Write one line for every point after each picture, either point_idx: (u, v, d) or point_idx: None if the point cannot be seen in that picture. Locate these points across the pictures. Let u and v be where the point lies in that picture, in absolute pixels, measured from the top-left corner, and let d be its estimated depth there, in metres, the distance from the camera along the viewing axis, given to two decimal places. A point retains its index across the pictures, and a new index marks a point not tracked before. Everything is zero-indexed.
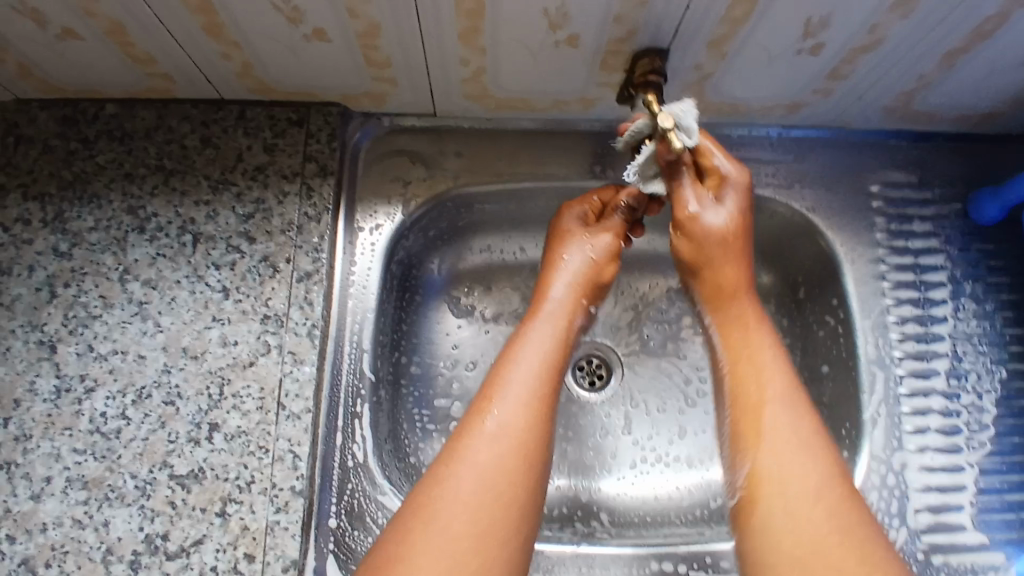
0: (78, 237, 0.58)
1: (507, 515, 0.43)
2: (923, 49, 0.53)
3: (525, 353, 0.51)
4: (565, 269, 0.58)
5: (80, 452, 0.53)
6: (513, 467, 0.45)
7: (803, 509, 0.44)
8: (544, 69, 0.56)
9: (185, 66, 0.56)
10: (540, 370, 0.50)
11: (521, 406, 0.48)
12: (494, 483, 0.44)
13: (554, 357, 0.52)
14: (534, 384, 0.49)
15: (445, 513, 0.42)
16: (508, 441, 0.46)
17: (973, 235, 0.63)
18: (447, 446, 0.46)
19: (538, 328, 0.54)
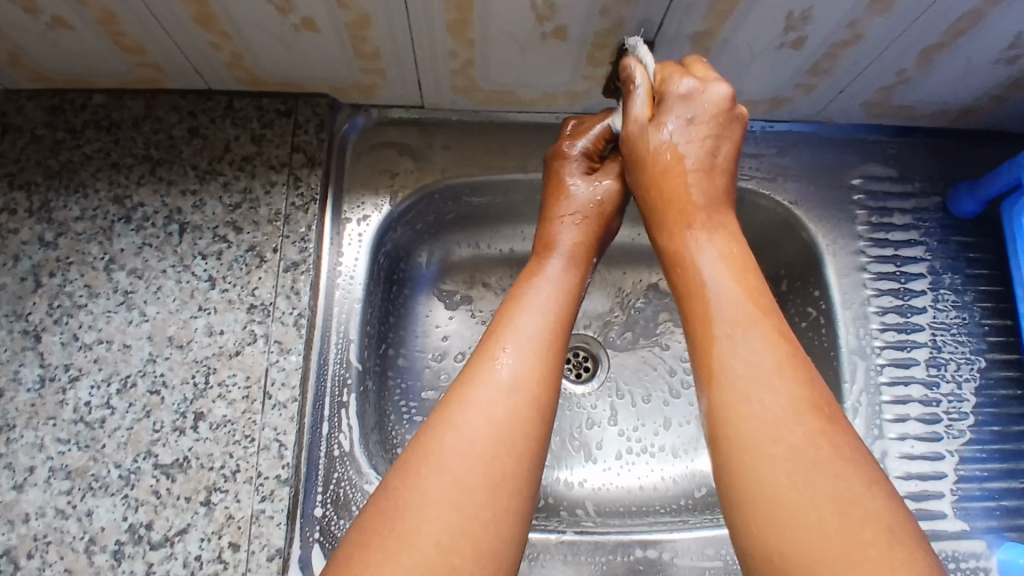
0: (63, 227, 0.58)
1: (526, 471, 0.39)
2: (904, 44, 0.54)
3: (537, 293, 0.48)
4: (570, 213, 0.54)
5: (64, 441, 0.53)
6: (530, 420, 0.41)
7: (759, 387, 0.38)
8: (531, 62, 0.56)
9: (174, 55, 0.56)
10: (552, 317, 0.47)
11: (535, 352, 0.44)
12: (508, 431, 0.40)
13: (567, 308, 0.48)
14: (546, 332, 0.46)
15: (454, 461, 0.38)
16: (525, 386, 0.42)
17: (952, 228, 0.64)
18: (451, 392, 0.42)
19: (548, 276, 0.50)
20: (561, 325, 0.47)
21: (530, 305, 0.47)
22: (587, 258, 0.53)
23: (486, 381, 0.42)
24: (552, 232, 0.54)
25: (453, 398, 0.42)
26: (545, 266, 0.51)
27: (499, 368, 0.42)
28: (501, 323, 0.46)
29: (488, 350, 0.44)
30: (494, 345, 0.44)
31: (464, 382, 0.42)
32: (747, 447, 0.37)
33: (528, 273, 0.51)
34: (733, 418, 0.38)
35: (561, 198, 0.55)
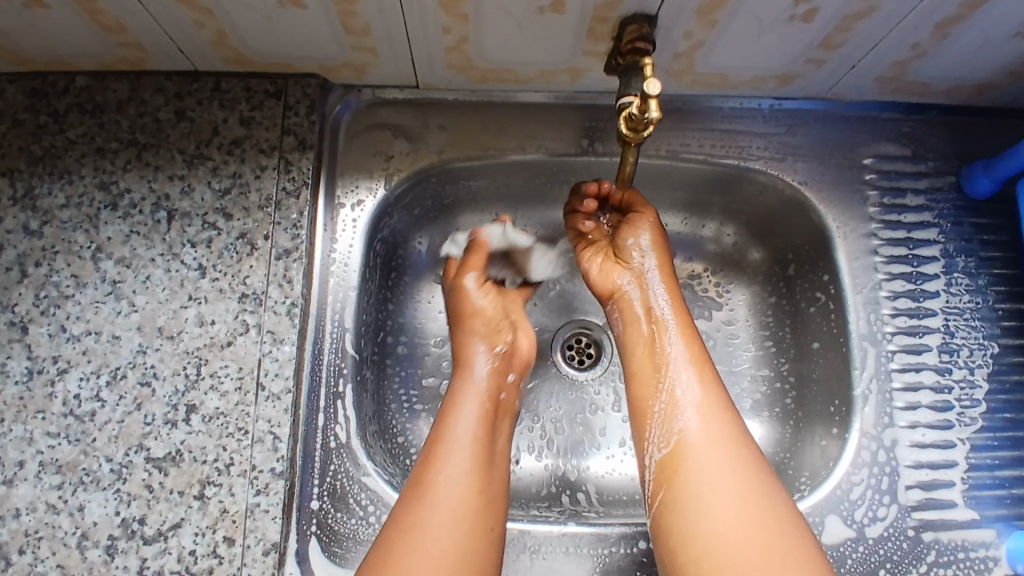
0: (49, 215, 0.56)
1: (483, 537, 0.48)
2: (920, 15, 0.51)
3: (468, 399, 0.55)
4: (479, 331, 0.61)
5: (54, 435, 0.52)
6: (477, 512, 0.49)
7: (720, 413, 0.50)
8: (529, 38, 0.54)
9: (157, 35, 0.54)
10: (481, 417, 0.54)
11: (468, 461, 0.51)
12: (452, 552, 0.46)
13: (489, 414, 0.55)
14: (476, 435, 0.53)
15: (427, 551, 0.46)
16: (467, 489, 0.49)
17: (966, 209, 0.62)
18: (410, 492, 0.49)
19: (473, 381, 0.57)
20: (486, 433, 0.54)
21: (461, 410, 0.54)
22: (495, 355, 0.60)
23: (434, 503, 0.48)
24: (469, 348, 0.60)
25: (406, 518, 0.48)
26: (469, 373, 0.58)
27: (444, 475, 0.50)
28: (439, 430, 0.53)
29: (433, 459, 0.51)
30: (435, 451, 0.52)
31: (418, 484, 0.49)
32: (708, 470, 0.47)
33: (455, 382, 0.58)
34: (691, 471, 0.47)
35: (462, 314, 0.62)
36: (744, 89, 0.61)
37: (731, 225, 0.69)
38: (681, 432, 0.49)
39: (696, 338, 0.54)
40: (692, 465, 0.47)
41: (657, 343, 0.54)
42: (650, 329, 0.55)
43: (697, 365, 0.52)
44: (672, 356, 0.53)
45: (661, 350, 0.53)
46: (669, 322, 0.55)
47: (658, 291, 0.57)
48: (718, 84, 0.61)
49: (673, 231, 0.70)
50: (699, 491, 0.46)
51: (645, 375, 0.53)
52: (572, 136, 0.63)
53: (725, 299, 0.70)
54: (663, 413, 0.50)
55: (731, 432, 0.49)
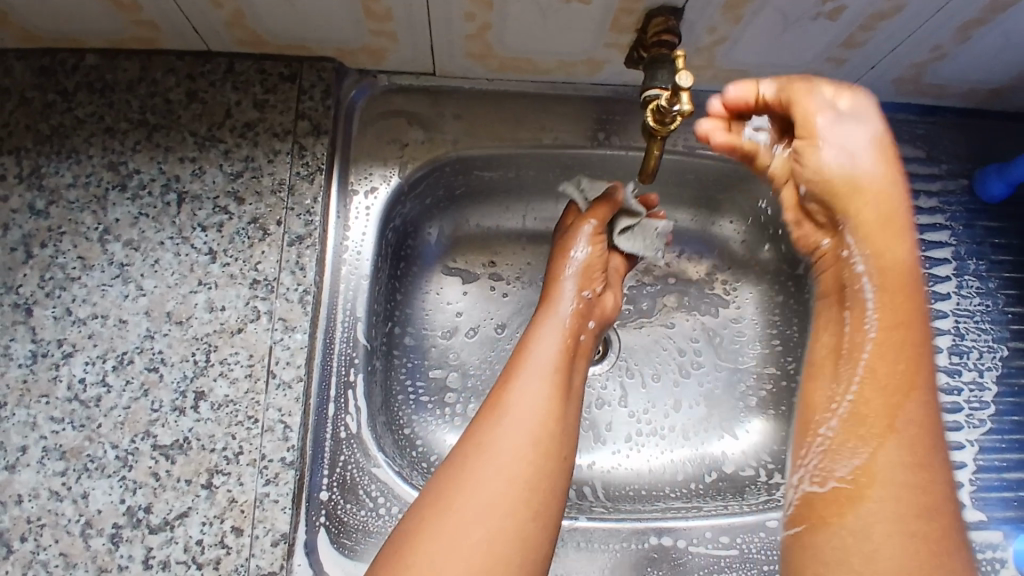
0: (55, 195, 0.55)
1: (542, 495, 0.46)
2: (944, 16, 0.51)
3: (550, 331, 0.54)
4: (572, 271, 0.58)
5: (58, 420, 0.50)
6: (552, 439, 0.48)
7: (913, 457, 0.39)
8: (552, 27, 0.53)
9: (172, 13, 0.53)
10: (564, 347, 0.53)
11: (549, 390, 0.50)
12: (503, 505, 0.45)
13: (563, 369, 0.52)
14: (557, 364, 0.52)
15: (497, 467, 0.46)
16: (546, 418, 0.49)
17: (977, 212, 0.62)
18: (486, 409, 0.49)
19: (557, 312, 0.56)
20: (561, 389, 0.51)
21: (544, 335, 0.54)
22: (582, 298, 0.57)
23: (491, 456, 0.46)
24: (555, 285, 0.58)
25: (458, 469, 0.46)
26: (552, 305, 0.57)
27: (521, 397, 0.49)
28: (519, 352, 0.53)
29: (492, 413, 0.49)
30: (517, 372, 0.51)
31: (497, 401, 0.49)
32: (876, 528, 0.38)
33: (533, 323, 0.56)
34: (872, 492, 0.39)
35: (560, 253, 0.60)
36: None
37: (742, 223, 0.69)
38: (854, 465, 0.40)
39: (911, 242, 0.45)
40: (876, 480, 0.39)
41: (858, 347, 0.43)
42: (854, 312, 0.44)
43: (904, 347, 0.42)
44: (881, 338, 0.43)
45: (852, 347, 0.43)
46: (869, 298, 0.44)
47: (869, 289, 0.44)
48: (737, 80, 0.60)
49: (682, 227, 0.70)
50: (870, 509, 0.39)
51: (829, 364, 0.45)
52: (587, 129, 0.62)
53: (734, 297, 0.70)
54: (829, 441, 0.42)
55: (918, 489, 0.39)
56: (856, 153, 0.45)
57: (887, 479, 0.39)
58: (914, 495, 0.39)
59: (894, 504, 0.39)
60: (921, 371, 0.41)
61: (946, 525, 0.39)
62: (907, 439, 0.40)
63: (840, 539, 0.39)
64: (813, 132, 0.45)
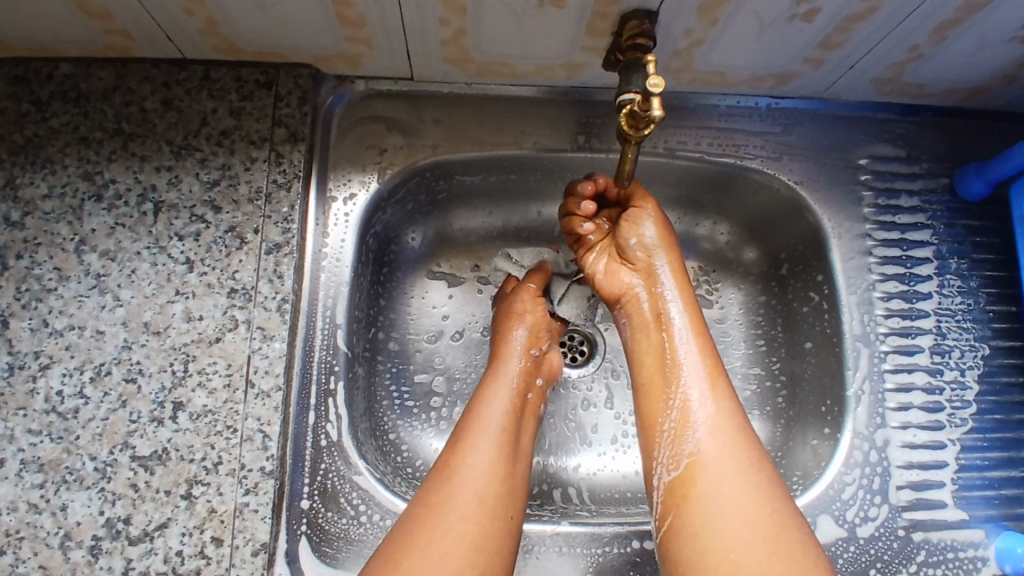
0: (31, 205, 0.54)
1: (488, 561, 0.45)
2: (920, 16, 0.51)
3: (502, 386, 0.56)
4: (519, 333, 0.60)
5: (36, 432, 0.50)
6: (500, 501, 0.48)
7: (736, 449, 0.48)
8: (528, 31, 0.53)
9: (145, 21, 0.52)
10: (512, 406, 0.54)
11: (497, 455, 0.50)
12: (453, 573, 0.43)
13: (511, 432, 0.53)
14: (505, 425, 0.53)
15: (447, 531, 0.45)
16: (496, 476, 0.49)
17: (958, 211, 0.62)
18: (435, 474, 0.49)
19: (506, 372, 0.57)
20: (509, 445, 0.52)
21: (492, 402, 0.54)
22: (530, 356, 0.59)
23: (440, 525, 0.45)
24: (505, 343, 0.60)
25: (407, 545, 0.45)
26: (502, 365, 0.58)
27: (470, 461, 0.49)
28: (470, 414, 0.53)
29: (444, 477, 0.48)
30: (466, 434, 0.52)
31: (447, 465, 0.49)
32: (720, 515, 0.45)
33: (480, 383, 0.57)
34: (705, 490, 0.46)
35: (510, 314, 0.62)
36: (742, 88, 0.61)
37: (725, 224, 0.69)
38: (690, 454, 0.48)
39: (689, 290, 0.56)
40: (706, 482, 0.47)
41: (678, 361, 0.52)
42: (667, 335, 0.53)
43: (711, 377, 0.51)
44: (689, 375, 0.51)
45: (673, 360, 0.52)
46: (675, 320, 0.54)
47: (625, 326, 0.57)
48: (716, 82, 0.60)
49: None
50: (710, 505, 0.46)
51: (655, 389, 0.52)
52: (567, 132, 0.62)
53: (719, 298, 0.70)
54: (675, 430, 0.49)
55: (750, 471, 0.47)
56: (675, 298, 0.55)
57: (714, 468, 0.47)
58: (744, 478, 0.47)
59: (735, 505, 0.45)
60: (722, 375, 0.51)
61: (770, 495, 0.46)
62: (722, 431, 0.48)
63: (693, 519, 0.46)
64: (671, 266, 0.56)
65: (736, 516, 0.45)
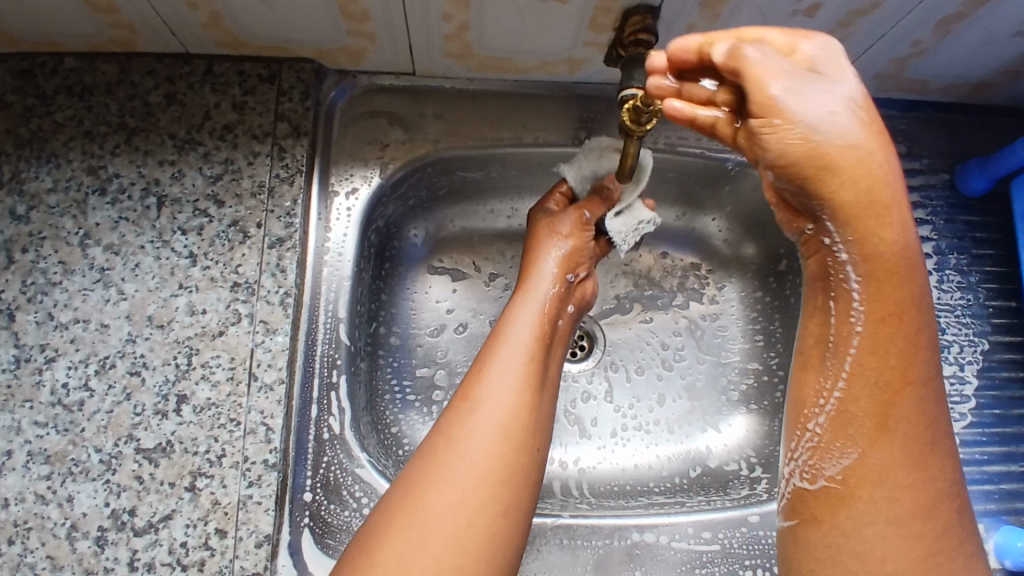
0: (35, 199, 0.55)
1: (507, 484, 0.46)
2: (921, 12, 0.51)
3: (530, 305, 0.55)
4: (555, 253, 0.58)
5: (42, 424, 0.51)
6: (522, 429, 0.48)
7: (908, 461, 0.39)
8: (529, 26, 0.53)
9: (149, 15, 0.53)
10: (540, 332, 0.53)
11: (520, 381, 0.49)
12: (471, 502, 0.44)
13: (538, 355, 0.52)
14: (531, 350, 0.52)
15: (468, 460, 0.45)
16: (514, 396, 0.49)
17: (959, 207, 0.62)
18: (457, 402, 0.49)
19: (535, 295, 0.56)
20: (535, 371, 0.51)
21: (519, 323, 0.53)
22: (563, 280, 0.58)
23: (461, 455, 0.45)
24: (535, 264, 0.59)
25: (427, 471, 0.45)
26: (531, 289, 0.57)
27: (491, 390, 0.49)
28: (495, 338, 0.53)
29: (464, 406, 0.48)
30: (489, 359, 0.51)
31: (468, 394, 0.49)
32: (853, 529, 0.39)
33: (509, 306, 0.56)
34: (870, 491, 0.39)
35: (553, 235, 0.59)
36: None
37: (726, 220, 0.69)
38: (847, 464, 0.40)
39: (905, 214, 0.39)
40: (860, 506, 0.39)
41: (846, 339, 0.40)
42: (844, 300, 0.40)
43: (890, 388, 0.39)
44: (871, 373, 0.40)
45: (841, 345, 0.41)
46: (854, 289, 0.40)
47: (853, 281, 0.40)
48: None
49: (667, 223, 0.70)
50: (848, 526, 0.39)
51: (811, 372, 0.42)
52: (569, 127, 0.62)
53: (719, 294, 0.70)
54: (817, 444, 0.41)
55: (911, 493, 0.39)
56: (828, 117, 0.38)
57: (877, 480, 0.39)
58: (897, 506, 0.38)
59: (884, 526, 0.38)
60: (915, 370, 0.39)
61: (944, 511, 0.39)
62: (903, 444, 0.39)
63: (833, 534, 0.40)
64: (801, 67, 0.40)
65: (881, 514, 0.39)
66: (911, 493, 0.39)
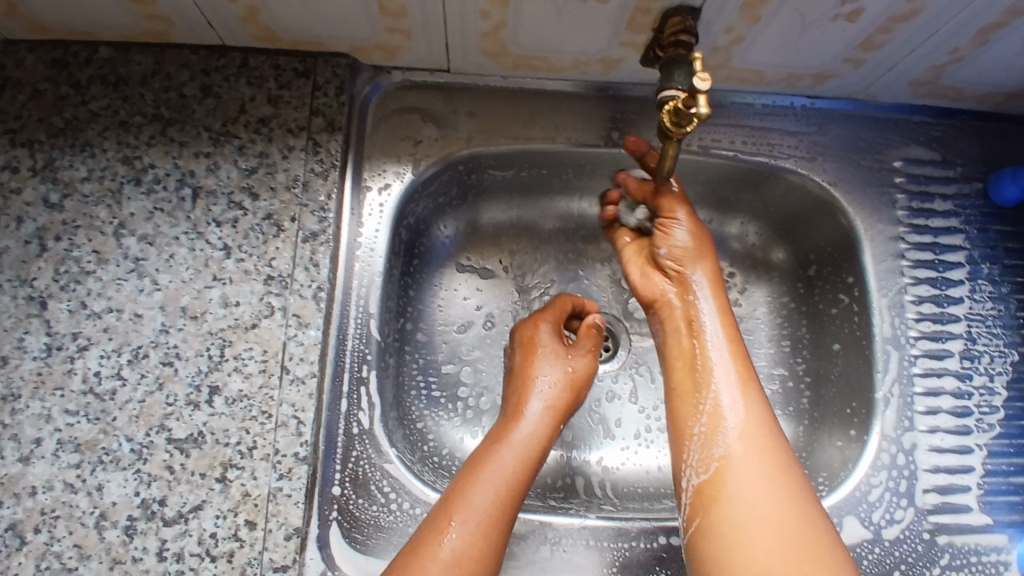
0: (70, 188, 0.55)
1: None
2: (964, 19, 0.50)
3: (517, 437, 0.53)
4: (549, 381, 0.57)
5: (73, 413, 0.51)
6: (482, 558, 0.46)
7: (761, 445, 0.48)
8: (567, 25, 0.53)
9: (187, 7, 0.53)
10: (528, 459, 0.52)
11: (485, 519, 0.47)
12: None
13: (522, 479, 0.50)
14: (516, 475, 0.50)
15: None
16: (479, 530, 0.46)
17: (992, 215, 0.62)
18: (445, 501, 0.48)
19: (528, 414, 0.55)
20: (511, 501, 0.49)
21: (510, 446, 0.52)
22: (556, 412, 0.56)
23: (434, 555, 0.45)
24: (528, 383, 0.57)
25: (421, 551, 0.45)
26: (526, 402, 0.56)
27: (475, 498, 0.48)
28: (490, 444, 0.53)
29: (450, 508, 0.47)
30: (470, 481, 0.49)
31: (456, 495, 0.48)
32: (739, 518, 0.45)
33: (504, 423, 0.55)
34: (736, 485, 0.46)
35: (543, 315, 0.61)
36: (777, 86, 0.61)
37: (755, 224, 0.69)
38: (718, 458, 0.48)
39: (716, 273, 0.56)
40: (735, 488, 0.46)
41: (705, 356, 0.52)
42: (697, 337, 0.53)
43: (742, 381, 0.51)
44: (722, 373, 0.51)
45: (703, 362, 0.52)
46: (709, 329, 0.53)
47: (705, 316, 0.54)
48: (752, 81, 0.60)
49: None
50: (738, 506, 0.45)
51: (686, 395, 0.51)
52: (601, 127, 0.62)
53: (746, 298, 0.70)
54: (704, 435, 0.49)
55: (777, 467, 0.47)
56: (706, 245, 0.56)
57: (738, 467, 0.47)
58: (764, 487, 0.46)
59: (759, 504, 0.45)
60: (750, 369, 0.52)
61: (798, 492, 0.46)
62: (752, 428, 0.48)
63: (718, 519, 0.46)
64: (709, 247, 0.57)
65: (752, 497, 0.46)
66: (772, 463, 0.47)
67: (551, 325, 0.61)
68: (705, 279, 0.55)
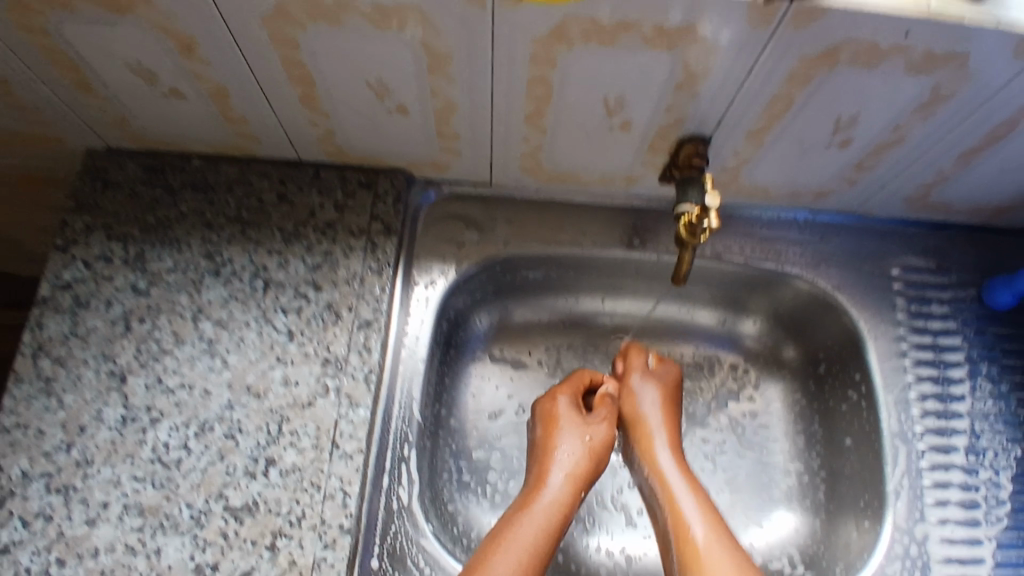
0: (156, 277, 0.63)
1: None
2: (943, 147, 0.58)
3: (540, 503, 0.58)
4: (569, 449, 0.62)
5: (140, 479, 0.56)
6: None
7: (721, 551, 0.55)
8: (596, 147, 0.61)
9: (274, 130, 0.62)
10: (550, 527, 0.56)
11: None
12: None
13: (544, 545, 0.55)
14: (538, 544, 0.55)
15: None
16: None
17: (987, 318, 0.67)
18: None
19: (550, 484, 0.60)
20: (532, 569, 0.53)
21: (533, 515, 0.57)
22: (576, 481, 0.61)
23: None
24: (550, 453, 0.62)
25: None
26: (548, 472, 0.61)
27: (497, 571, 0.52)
28: (512, 514, 0.57)
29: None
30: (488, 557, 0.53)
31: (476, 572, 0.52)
32: None
33: (526, 493, 0.60)
34: None
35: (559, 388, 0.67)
36: (782, 201, 0.68)
37: (765, 324, 0.75)
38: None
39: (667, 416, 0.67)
40: None
41: (663, 487, 0.62)
42: (654, 474, 0.63)
43: (690, 492, 0.60)
44: (674, 490, 0.61)
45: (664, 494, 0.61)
46: (664, 464, 0.63)
47: (661, 453, 0.64)
48: (759, 196, 0.68)
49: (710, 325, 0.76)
50: None
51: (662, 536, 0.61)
52: (624, 234, 0.70)
53: (760, 393, 0.75)
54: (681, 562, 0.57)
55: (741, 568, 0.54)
56: (656, 404, 0.67)
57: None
58: None
59: None
60: (697, 485, 0.61)
61: None
62: (714, 538, 0.56)
63: None
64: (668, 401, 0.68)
65: None
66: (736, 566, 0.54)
67: (571, 399, 0.67)
68: (658, 423, 0.66)
